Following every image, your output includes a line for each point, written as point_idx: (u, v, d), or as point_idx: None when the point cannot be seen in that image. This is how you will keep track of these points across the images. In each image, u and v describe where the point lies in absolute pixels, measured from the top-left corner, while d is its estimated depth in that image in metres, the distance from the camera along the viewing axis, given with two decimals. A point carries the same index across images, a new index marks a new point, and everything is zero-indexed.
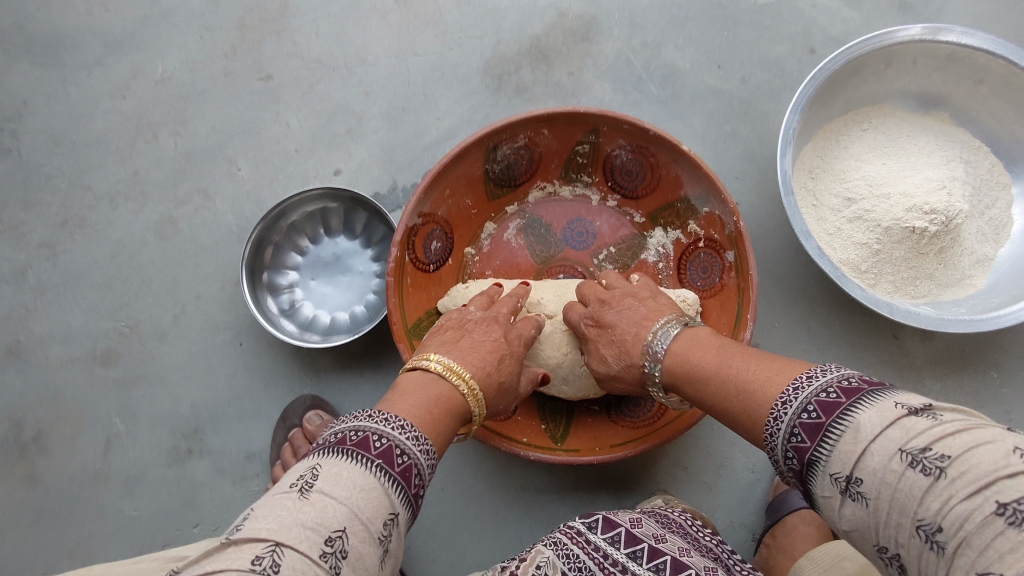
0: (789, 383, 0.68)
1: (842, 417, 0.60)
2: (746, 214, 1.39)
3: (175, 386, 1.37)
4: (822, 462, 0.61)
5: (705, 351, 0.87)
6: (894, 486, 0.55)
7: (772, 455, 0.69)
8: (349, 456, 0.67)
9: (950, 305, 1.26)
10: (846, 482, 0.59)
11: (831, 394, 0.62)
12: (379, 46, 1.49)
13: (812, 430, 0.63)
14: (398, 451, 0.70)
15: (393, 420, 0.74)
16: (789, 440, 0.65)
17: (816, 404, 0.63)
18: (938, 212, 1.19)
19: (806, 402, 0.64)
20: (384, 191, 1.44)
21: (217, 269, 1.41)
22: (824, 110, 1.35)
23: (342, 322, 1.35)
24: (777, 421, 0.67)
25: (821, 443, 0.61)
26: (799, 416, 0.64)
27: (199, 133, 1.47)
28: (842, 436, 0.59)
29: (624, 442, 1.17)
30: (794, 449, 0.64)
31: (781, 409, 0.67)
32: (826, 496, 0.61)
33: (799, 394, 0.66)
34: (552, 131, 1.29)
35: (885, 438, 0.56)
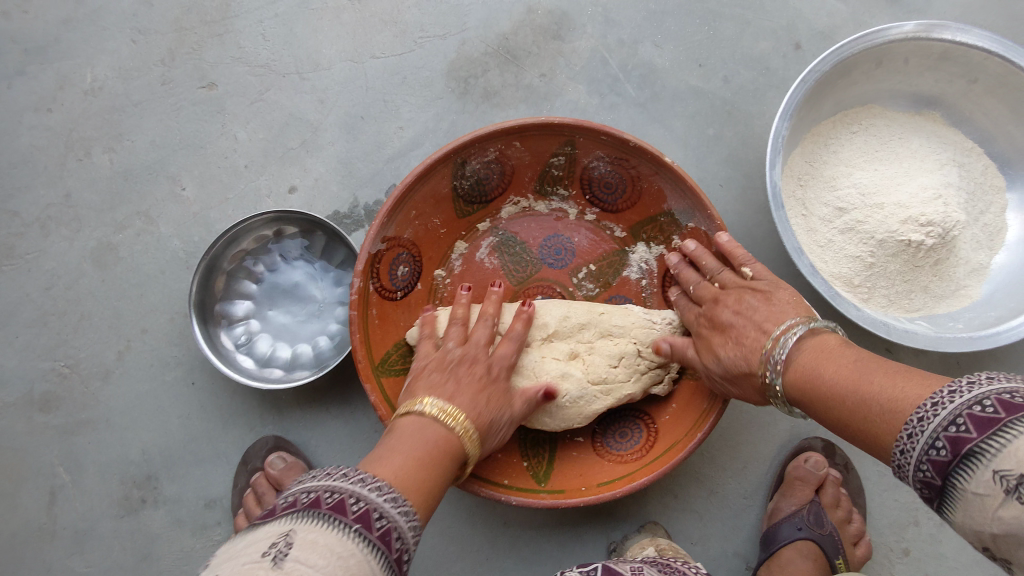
0: (915, 412, 0.65)
1: (1017, 424, 0.56)
2: (732, 225, 1.32)
3: (124, 430, 1.26)
4: (984, 463, 0.57)
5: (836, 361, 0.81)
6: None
7: (899, 451, 0.66)
8: (321, 519, 0.66)
9: (945, 319, 1.21)
10: (1017, 483, 0.55)
11: (1016, 398, 0.58)
12: (332, 49, 1.37)
13: (982, 422, 0.58)
14: (376, 514, 0.69)
15: (368, 481, 0.73)
16: (944, 430, 0.61)
17: (997, 401, 0.58)
18: (934, 224, 1.13)
19: (955, 413, 0.61)
20: (344, 209, 1.33)
21: (163, 300, 1.29)
22: (812, 113, 1.26)
23: (304, 355, 1.25)
24: (930, 410, 0.63)
25: (990, 437, 0.57)
26: (969, 407, 0.60)
27: (137, 149, 1.34)
28: (1016, 443, 0.55)
29: (612, 481, 1.09)
30: (946, 439, 0.60)
31: (943, 399, 0.63)
32: (981, 494, 0.57)
33: (962, 393, 0.61)
34: (525, 143, 1.19)
35: None
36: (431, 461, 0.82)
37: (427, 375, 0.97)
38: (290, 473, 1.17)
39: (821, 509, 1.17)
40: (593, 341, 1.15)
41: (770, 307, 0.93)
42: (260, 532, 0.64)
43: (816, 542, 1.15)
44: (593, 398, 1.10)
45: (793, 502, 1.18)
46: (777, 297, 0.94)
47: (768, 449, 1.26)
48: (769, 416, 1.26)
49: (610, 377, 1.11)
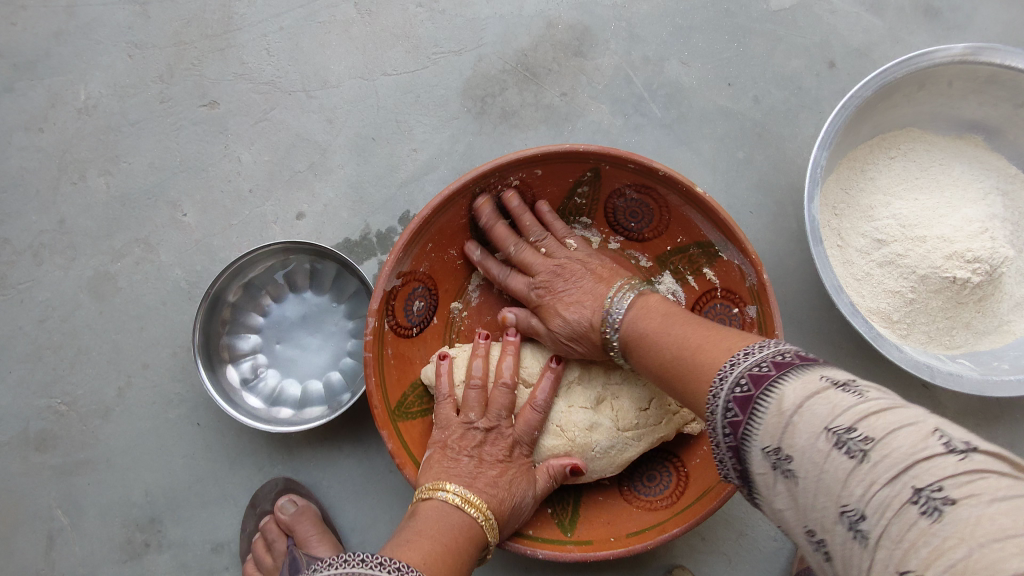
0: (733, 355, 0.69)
1: (782, 380, 0.59)
2: (763, 254, 1.26)
3: (126, 471, 1.20)
4: (753, 441, 0.59)
5: (661, 319, 0.89)
6: (820, 467, 0.53)
7: (709, 424, 0.66)
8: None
9: (989, 357, 1.15)
10: (777, 457, 0.57)
11: (763, 368, 0.62)
12: (341, 66, 1.29)
13: (744, 402, 0.61)
14: None
15: (391, 564, 0.73)
16: (725, 415, 0.63)
17: (749, 378, 0.62)
18: (981, 260, 1.08)
19: (739, 376, 0.64)
20: (355, 237, 1.26)
21: (165, 333, 1.23)
22: (849, 138, 1.20)
23: (314, 392, 1.19)
24: (721, 385, 0.65)
25: (752, 416, 0.60)
26: (733, 390, 0.63)
27: (135, 172, 1.27)
28: (769, 411, 0.58)
29: (642, 531, 1.04)
30: (729, 425, 0.63)
31: (719, 385, 0.66)
32: (761, 474, 0.59)
33: (737, 367, 0.65)
34: (547, 171, 1.12)
35: (813, 411, 0.55)
36: (456, 545, 0.85)
37: (449, 455, 0.99)
38: (302, 518, 1.11)
39: None
40: (622, 384, 1.08)
41: (593, 277, 1.05)
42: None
43: None
44: (624, 447, 1.04)
45: None
46: (591, 266, 1.08)
47: None
48: None
49: (641, 425, 1.04)
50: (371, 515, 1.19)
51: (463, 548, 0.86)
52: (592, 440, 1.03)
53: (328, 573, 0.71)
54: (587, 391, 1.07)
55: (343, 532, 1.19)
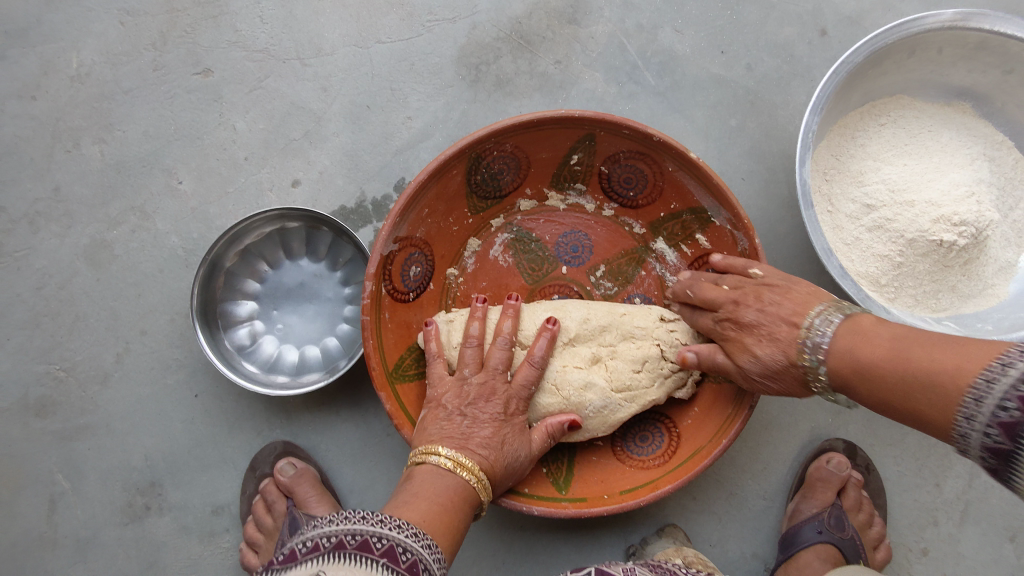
0: (981, 375, 0.59)
1: None
2: (754, 220, 1.27)
3: (125, 436, 1.22)
4: None
5: (874, 346, 0.71)
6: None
7: (953, 439, 0.62)
8: (352, 559, 0.66)
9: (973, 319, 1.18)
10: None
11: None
12: (335, 33, 1.29)
13: None
14: (400, 549, 0.70)
15: (387, 520, 0.73)
16: (990, 417, 0.57)
17: (1016, 401, 0.56)
18: (967, 224, 1.09)
19: (1020, 378, 0.56)
20: (351, 204, 1.27)
21: (163, 300, 1.24)
22: (840, 105, 1.21)
23: (312, 358, 1.20)
24: (969, 407, 0.59)
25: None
26: (1012, 392, 0.56)
27: (130, 139, 1.27)
28: None
29: (635, 488, 1.07)
30: (992, 431, 0.57)
31: (983, 387, 0.58)
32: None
33: (992, 385, 0.58)
34: (542, 137, 1.12)
35: None
36: (450, 506, 0.85)
37: (445, 411, 1.00)
38: (301, 480, 1.14)
39: (842, 513, 1.16)
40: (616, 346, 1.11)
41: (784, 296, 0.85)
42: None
43: (837, 545, 1.14)
44: (618, 407, 1.06)
45: (815, 505, 1.17)
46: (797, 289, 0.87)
47: (789, 450, 1.24)
48: (790, 417, 1.23)
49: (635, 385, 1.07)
50: (369, 477, 1.21)
51: (459, 511, 0.86)
52: (587, 397, 1.06)
53: (324, 529, 0.70)
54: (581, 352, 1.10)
55: (341, 494, 1.21)
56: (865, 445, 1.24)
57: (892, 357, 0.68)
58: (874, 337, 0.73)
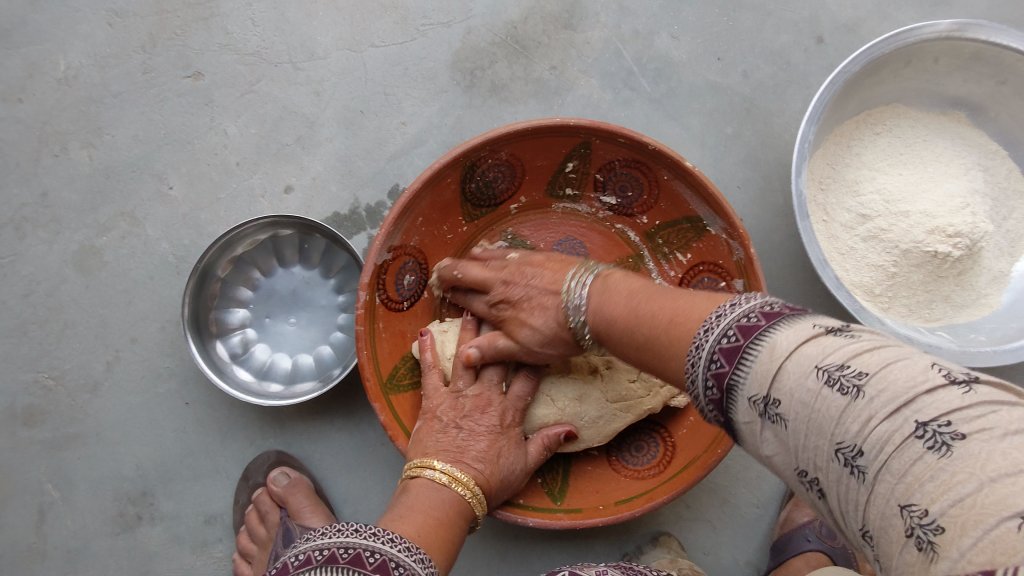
0: (711, 316, 0.61)
1: (774, 327, 0.54)
2: (749, 227, 1.27)
3: (116, 445, 1.20)
4: (740, 391, 0.54)
5: (620, 299, 0.78)
6: (810, 407, 0.49)
7: (691, 393, 0.62)
8: (343, 573, 0.65)
9: (966, 329, 1.18)
10: (765, 405, 0.52)
11: (751, 320, 0.56)
12: (328, 37, 1.27)
13: (730, 352, 0.56)
14: (393, 564, 0.69)
15: (382, 534, 0.72)
16: (709, 369, 0.58)
17: (736, 330, 0.56)
18: (962, 234, 1.10)
19: (726, 327, 0.58)
20: (345, 210, 1.25)
21: (154, 308, 1.22)
22: (836, 113, 1.21)
23: (304, 366, 1.19)
24: (704, 336, 0.59)
25: (738, 367, 0.55)
26: (736, 322, 0.57)
27: (118, 144, 1.25)
28: (759, 360, 0.53)
29: (629, 499, 1.07)
30: (711, 377, 0.57)
31: (703, 337, 0.59)
32: (746, 423, 0.55)
33: (716, 325, 0.59)
34: (537, 145, 1.12)
35: (801, 354, 0.51)
36: (446, 522, 0.84)
37: (440, 424, 0.99)
38: (295, 490, 1.13)
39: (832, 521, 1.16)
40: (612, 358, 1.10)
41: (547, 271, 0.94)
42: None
43: (827, 553, 1.14)
44: (613, 420, 1.06)
45: (806, 513, 1.17)
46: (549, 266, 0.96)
47: None
48: None
49: (631, 397, 1.06)
50: (363, 485, 1.20)
51: (454, 528, 0.85)
52: (583, 408, 1.06)
53: (317, 543, 0.70)
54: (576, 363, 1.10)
55: (335, 502, 1.20)
56: None
57: (632, 318, 0.74)
58: (614, 292, 0.80)
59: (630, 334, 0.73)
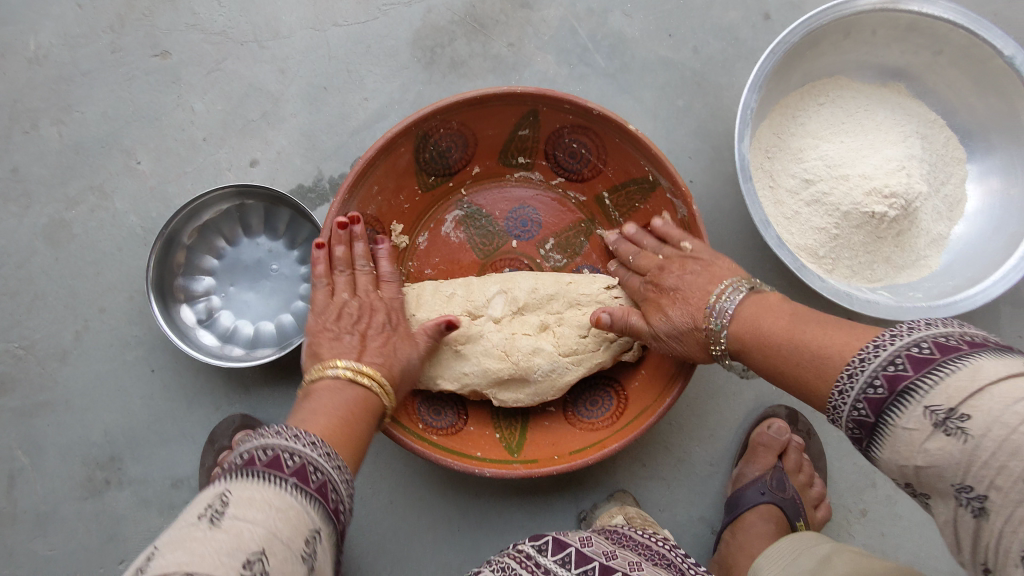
0: (861, 350, 0.66)
1: (953, 361, 0.57)
2: (700, 196, 1.32)
3: (84, 412, 1.23)
4: (917, 399, 0.58)
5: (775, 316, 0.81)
6: (1010, 430, 0.52)
7: (833, 408, 0.68)
8: (261, 474, 0.64)
9: (905, 288, 1.23)
10: (946, 416, 0.56)
11: (952, 341, 0.59)
12: (293, 17, 1.32)
13: (918, 362, 0.59)
14: (311, 468, 0.69)
15: (302, 438, 0.73)
16: (882, 369, 0.62)
17: (907, 358, 0.60)
18: (898, 195, 1.15)
19: (894, 354, 0.61)
20: (308, 183, 1.29)
21: (121, 278, 1.25)
22: (780, 85, 1.26)
23: (266, 333, 1.23)
24: (849, 381, 0.65)
25: (924, 377, 0.58)
26: (908, 347, 0.61)
27: (88, 121, 1.29)
28: (955, 377, 0.56)
29: (583, 448, 1.11)
30: (870, 388, 0.62)
31: (858, 366, 0.65)
32: (909, 429, 0.58)
33: (888, 345, 0.63)
34: (488, 114, 1.18)
35: (1007, 384, 0.53)
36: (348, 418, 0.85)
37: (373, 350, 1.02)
38: None
39: (784, 475, 1.20)
40: (561, 313, 1.14)
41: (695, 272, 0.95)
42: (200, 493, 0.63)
43: (778, 505, 1.18)
44: (565, 371, 1.10)
45: (758, 468, 1.21)
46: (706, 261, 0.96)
47: (735, 417, 1.28)
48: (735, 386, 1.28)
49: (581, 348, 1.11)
50: None
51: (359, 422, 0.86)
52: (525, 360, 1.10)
53: (247, 447, 0.70)
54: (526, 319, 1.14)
55: None
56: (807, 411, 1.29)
57: (778, 334, 0.79)
58: (767, 317, 0.82)
59: (776, 351, 0.78)
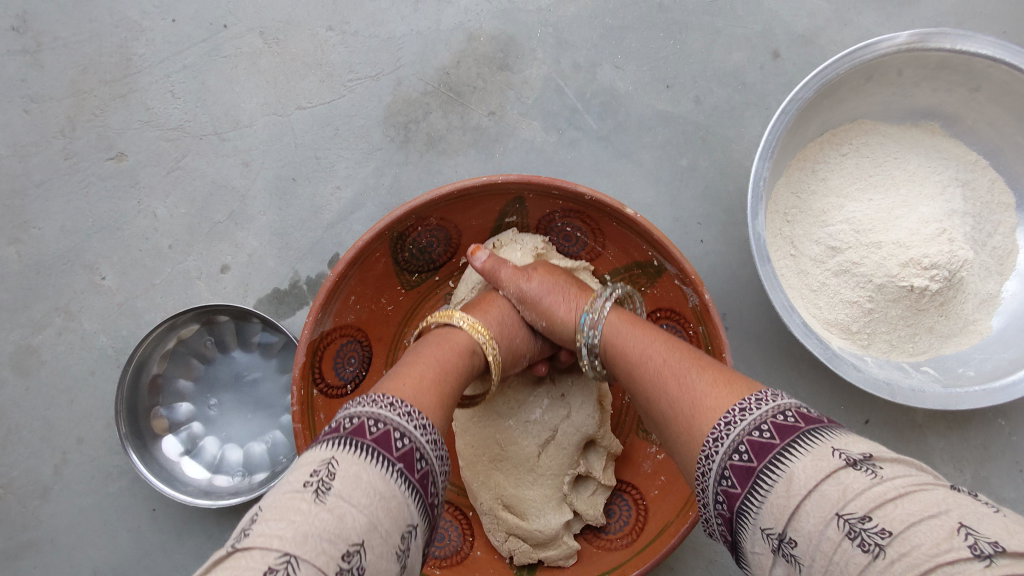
0: (733, 407, 0.63)
1: (777, 465, 0.56)
2: (714, 267, 1.19)
3: (71, 550, 1.17)
4: (753, 521, 0.57)
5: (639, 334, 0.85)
6: (829, 557, 0.50)
7: (702, 506, 0.65)
8: (365, 452, 0.59)
9: (954, 362, 1.09)
10: (780, 540, 0.54)
11: (788, 421, 0.59)
12: (252, 103, 1.22)
13: (744, 474, 0.58)
14: (418, 455, 0.62)
15: (400, 407, 0.66)
16: (720, 483, 0.61)
17: (732, 471, 0.59)
18: (939, 266, 1.01)
19: (737, 441, 0.60)
20: (285, 285, 1.20)
21: (96, 404, 1.18)
22: (796, 139, 1.12)
23: (257, 455, 1.15)
24: (704, 478, 0.63)
25: (750, 493, 0.57)
26: (730, 457, 0.60)
27: (47, 237, 1.21)
28: (773, 494, 0.55)
29: (600, 575, 1.01)
30: (721, 493, 0.60)
31: (711, 447, 0.62)
32: (758, 553, 0.57)
33: (727, 435, 0.61)
34: (469, 206, 1.07)
35: (820, 493, 0.52)
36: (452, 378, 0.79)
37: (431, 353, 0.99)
38: None
39: None
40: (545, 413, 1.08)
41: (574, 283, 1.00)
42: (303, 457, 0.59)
43: None
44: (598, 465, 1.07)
45: None
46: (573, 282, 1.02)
47: None
48: None
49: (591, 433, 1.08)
50: None
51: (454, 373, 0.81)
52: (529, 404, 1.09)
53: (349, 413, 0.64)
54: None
55: None
56: None
57: (662, 370, 0.76)
58: (624, 330, 0.88)
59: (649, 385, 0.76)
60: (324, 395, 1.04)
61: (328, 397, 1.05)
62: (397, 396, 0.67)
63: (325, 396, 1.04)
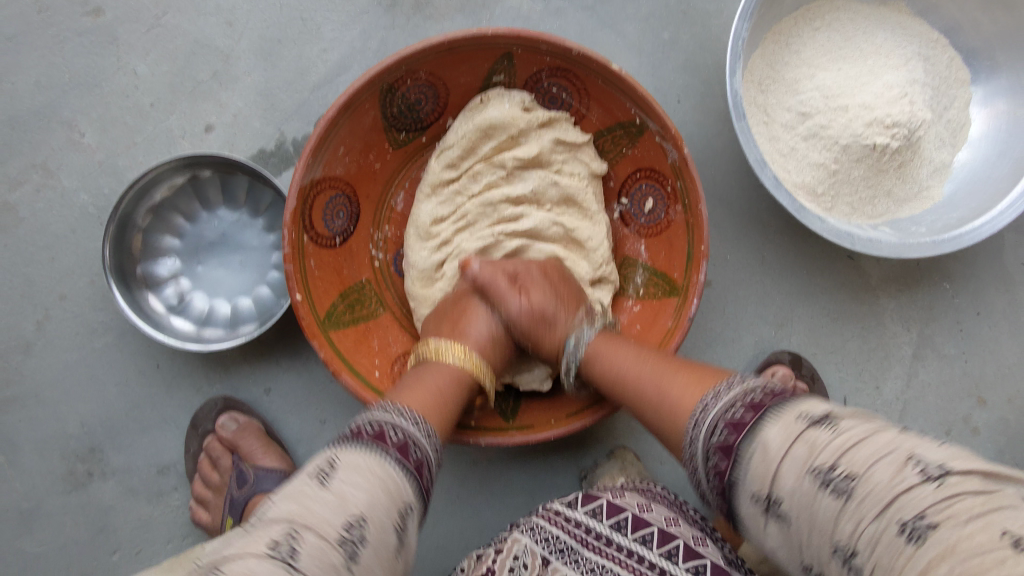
0: (706, 394, 0.72)
1: (760, 423, 0.63)
2: (691, 136, 1.24)
3: (57, 404, 1.18)
4: (741, 487, 0.63)
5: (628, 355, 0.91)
6: (809, 506, 0.58)
7: (689, 466, 0.71)
8: (368, 446, 0.67)
9: (908, 223, 1.17)
10: (768, 501, 0.61)
11: (756, 398, 0.66)
12: None
13: (727, 449, 0.65)
14: (412, 446, 0.71)
15: (407, 415, 0.75)
16: (707, 455, 0.67)
17: (725, 426, 0.65)
18: (900, 125, 1.08)
19: (728, 405, 0.67)
20: (271, 146, 1.20)
21: (78, 262, 1.18)
22: (773, 10, 1.17)
23: (245, 309, 1.16)
24: (694, 439, 0.69)
25: (736, 463, 0.63)
26: (711, 438, 0.67)
27: (22, 92, 1.18)
28: (755, 462, 0.62)
29: (580, 410, 1.07)
30: (712, 470, 0.66)
31: (695, 428, 0.69)
32: (750, 514, 0.63)
33: (713, 407, 0.69)
34: (458, 60, 1.09)
35: (792, 455, 0.60)
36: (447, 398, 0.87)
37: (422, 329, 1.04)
38: (245, 435, 1.12)
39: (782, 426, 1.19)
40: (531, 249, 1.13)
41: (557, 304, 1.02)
42: (312, 454, 0.67)
43: None
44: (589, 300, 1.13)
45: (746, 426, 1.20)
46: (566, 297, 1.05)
47: (735, 366, 1.25)
48: (733, 333, 1.25)
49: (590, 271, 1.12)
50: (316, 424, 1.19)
51: (449, 398, 0.88)
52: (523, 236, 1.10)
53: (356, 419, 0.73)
54: (524, 180, 1.13)
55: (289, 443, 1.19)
56: (806, 354, 1.26)
57: (642, 377, 0.85)
58: (624, 356, 0.92)
59: (640, 396, 0.84)
60: (314, 244, 1.06)
61: (318, 246, 1.07)
62: (407, 408, 0.76)
63: (315, 243, 1.06)
